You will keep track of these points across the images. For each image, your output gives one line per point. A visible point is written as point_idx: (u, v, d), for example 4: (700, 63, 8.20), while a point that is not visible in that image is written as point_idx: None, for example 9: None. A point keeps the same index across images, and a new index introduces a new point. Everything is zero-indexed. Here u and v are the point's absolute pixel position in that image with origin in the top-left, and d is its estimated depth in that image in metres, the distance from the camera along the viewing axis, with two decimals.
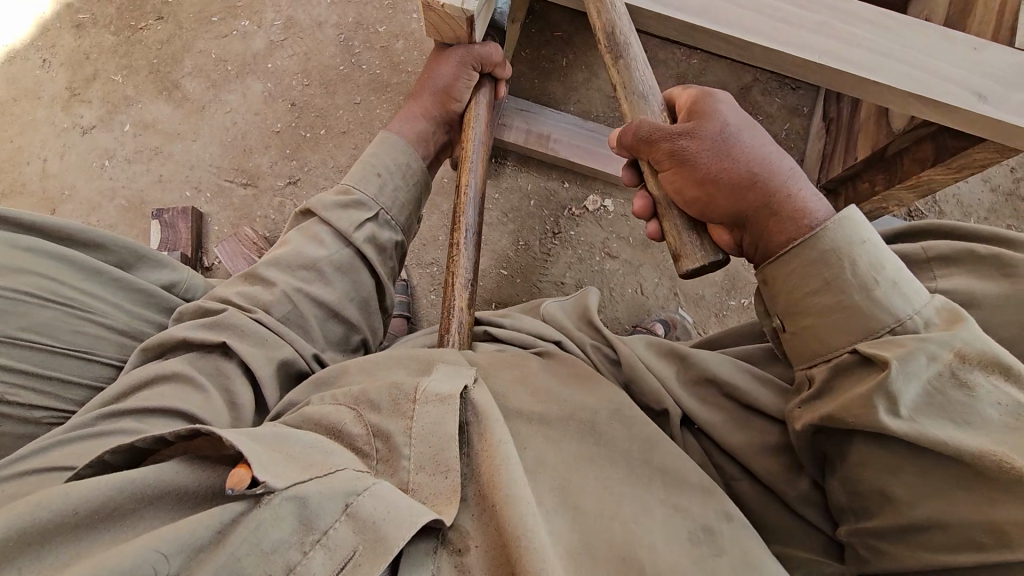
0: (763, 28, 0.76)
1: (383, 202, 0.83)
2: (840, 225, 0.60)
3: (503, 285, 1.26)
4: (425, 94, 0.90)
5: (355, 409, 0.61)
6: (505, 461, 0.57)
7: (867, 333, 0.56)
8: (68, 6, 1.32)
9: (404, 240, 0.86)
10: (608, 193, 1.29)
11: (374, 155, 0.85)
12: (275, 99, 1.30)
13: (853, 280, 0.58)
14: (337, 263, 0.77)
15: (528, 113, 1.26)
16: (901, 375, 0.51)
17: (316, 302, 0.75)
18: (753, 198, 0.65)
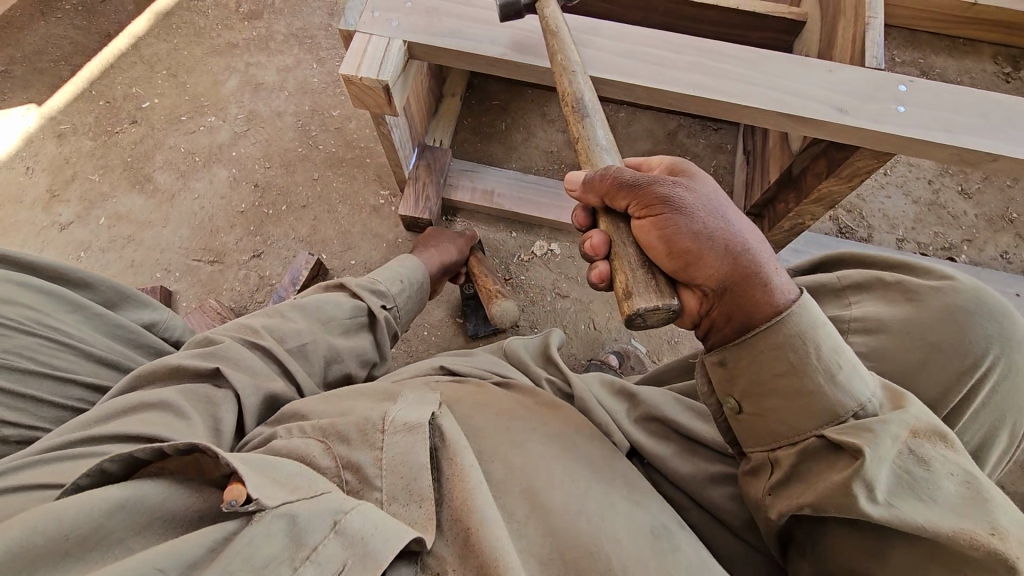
0: (649, 74, 0.86)
1: (396, 299, 0.94)
2: (801, 310, 0.55)
3: (458, 333, 1.30)
4: (436, 247, 1.13)
5: (324, 441, 0.62)
6: (475, 484, 0.58)
7: (829, 419, 0.52)
8: (51, 119, 1.46)
9: (398, 332, 0.96)
10: (555, 238, 1.38)
11: (395, 267, 0.98)
12: (240, 182, 1.41)
13: (818, 364, 0.53)
14: (350, 327, 0.85)
15: (471, 172, 1.38)
16: (873, 460, 0.47)
17: (328, 348, 0.80)
18: (740, 264, 0.58)
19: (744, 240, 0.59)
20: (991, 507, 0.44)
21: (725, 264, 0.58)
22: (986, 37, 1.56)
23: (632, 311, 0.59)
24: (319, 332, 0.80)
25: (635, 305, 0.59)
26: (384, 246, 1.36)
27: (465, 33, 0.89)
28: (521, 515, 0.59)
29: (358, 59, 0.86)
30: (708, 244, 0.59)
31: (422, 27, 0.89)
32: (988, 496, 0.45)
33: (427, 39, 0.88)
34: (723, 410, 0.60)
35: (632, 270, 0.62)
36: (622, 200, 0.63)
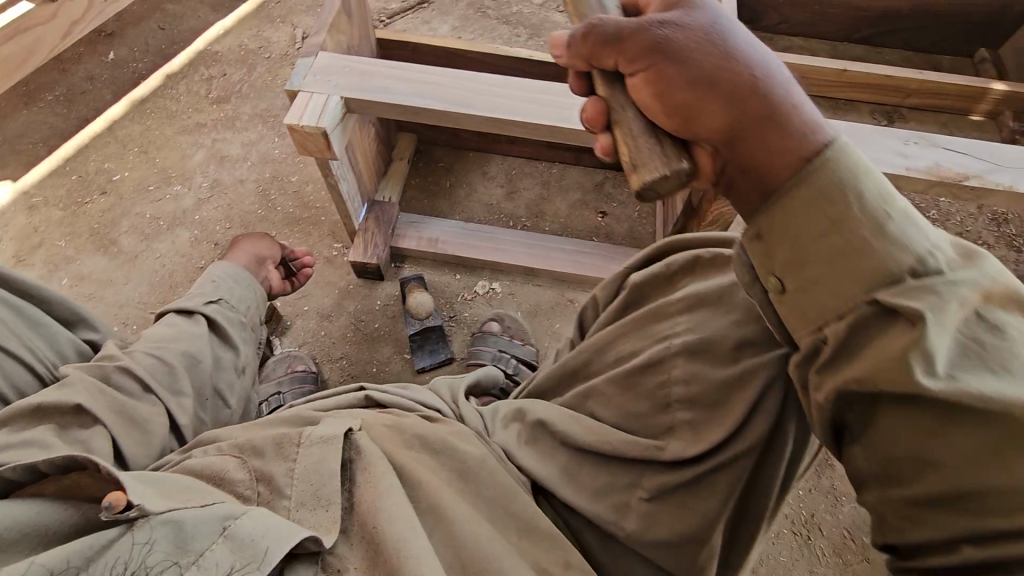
0: (549, 117, 1.02)
1: (223, 294, 1.03)
2: (833, 153, 0.48)
3: (405, 367, 1.36)
4: (242, 246, 1.19)
5: (240, 457, 0.68)
6: (386, 491, 0.64)
7: (887, 277, 0.43)
8: (25, 193, 1.57)
9: (246, 319, 1.05)
10: (496, 279, 1.49)
11: (208, 276, 1.06)
12: (200, 242, 1.51)
13: (864, 216, 0.45)
14: (191, 332, 0.93)
15: (416, 224, 1.50)
16: (936, 326, 0.40)
17: (180, 353, 0.88)
18: (755, 110, 0.52)
19: (751, 77, 0.52)
20: None
21: (727, 115, 0.52)
22: (864, 97, 1.82)
23: (642, 182, 0.54)
24: (171, 345, 0.89)
25: (642, 176, 0.54)
26: (336, 292, 1.45)
27: (395, 90, 1.04)
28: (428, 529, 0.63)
29: (301, 110, 1.00)
30: (716, 98, 0.52)
31: (357, 85, 1.04)
32: None
33: (361, 95, 1.03)
34: (758, 282, 0.52)
35: (636, 139, 0.56)
36: (614, 61, 0.56)
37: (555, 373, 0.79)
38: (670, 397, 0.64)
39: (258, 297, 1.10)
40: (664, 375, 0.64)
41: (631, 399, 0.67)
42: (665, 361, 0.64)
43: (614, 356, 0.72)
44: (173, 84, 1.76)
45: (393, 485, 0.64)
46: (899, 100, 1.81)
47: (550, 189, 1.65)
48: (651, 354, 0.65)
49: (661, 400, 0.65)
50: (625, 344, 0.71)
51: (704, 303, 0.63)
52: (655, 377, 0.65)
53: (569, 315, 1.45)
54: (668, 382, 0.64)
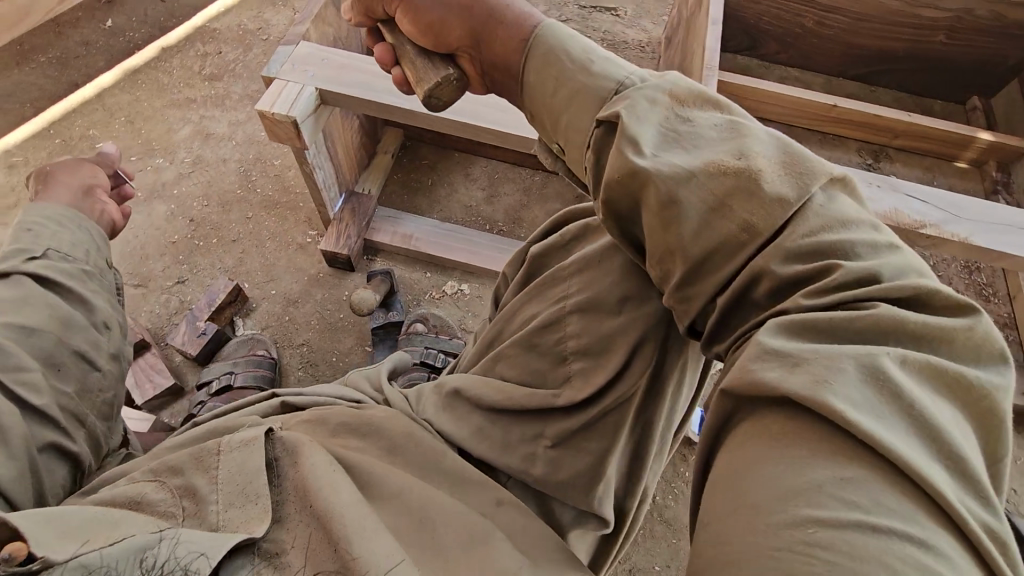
0: (517, 124, 1.03)
1: (45, 245, 0.84)
2: (546, 32, 0.58)
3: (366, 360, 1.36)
4: (62, 180, 0.97)
5: (156, 479, 0.63)
6: (316, 477, 0.60)
7: (599, 104, 0.53)
8: (7, 153, 1.58)
9: (94, 269, 0.87)
10: (466, 280, 1.50)
11: (19, 224, 0.86)
12: (176, 217, 1.52)
13: (575, 66, 0.56)
14: (20, 298, 0.76)
15: (392, 218, 1.52)
16: (634, 121, 0.49)
17: (11, 327, 0.73)
18: (479, 18, 0.63)
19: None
20: (742, 140, 0.46)
21: (464, 27, 0.64)
22: (852, 134, 1.83)
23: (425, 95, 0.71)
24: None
25: (423, 91, 0.71)
26: (306, 279, 1.46)
27: (370, 86, 1.05)
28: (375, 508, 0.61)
29: (275, 97, 1.01)
30: (451, 9, 0.65)
31: (334, 77, 1.05)
32: (744, 132, 0.46)
33: (336, 87, 1.04)
34: (551, 156, 0.61)
35: (416, 63, 0.72)
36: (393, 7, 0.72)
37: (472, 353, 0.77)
38: (565, 350, 0.61)
39: (97, 236, 0.92)
40: (560, 331, 0.62)
41: (533, 359, 0.65)
42: (561, 318, 0.62)
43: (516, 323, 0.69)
44: (166, 57, 1.77)
45: (326, 471, 0.61)
46: (886, 140, 1.82)
47: (530, 196, 1.66)
48: (549, 314, 0.63)
49: (560, 354, 0.62)
50: (527, 309, 0.67)
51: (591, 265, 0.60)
52: (553, 336, 0.62)
53: None
54: (563, 337, 0.61)
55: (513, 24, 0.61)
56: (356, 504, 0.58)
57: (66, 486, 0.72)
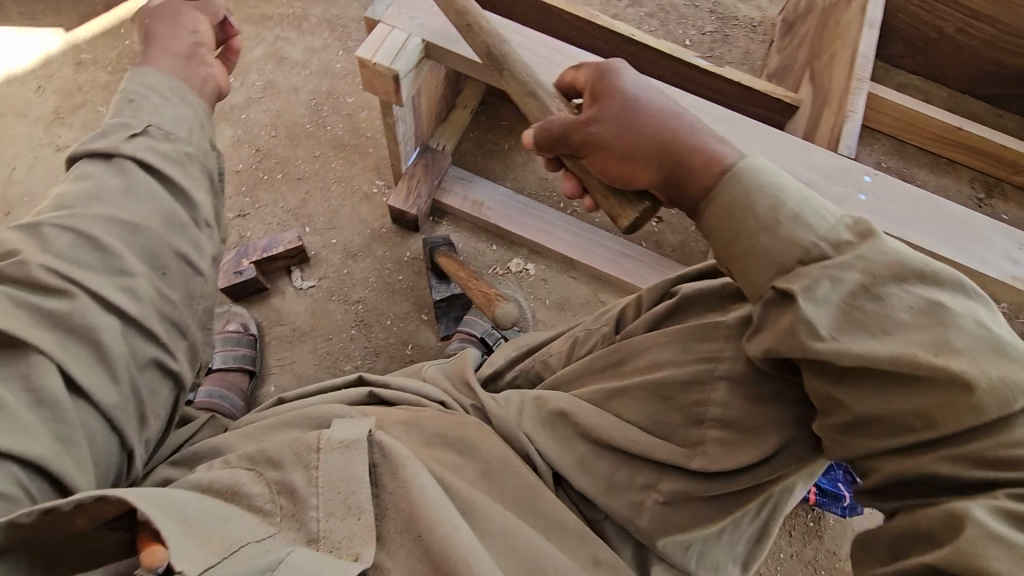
0: None
1: (150, 118, 0.71)
2: (740, 173, 0.56)
3: (422, 329, 1.32)
4: (152, 27, 0.79)
5: (255, 468, 0.63)
6: (422, 496, 0.60)
7: (779, 270, 0.52)
8: (75, 47, 1.49)
9: (200, 154, 0.74)
10: (532, 260, 1.42)
11: (122, 91, 0.73)
12: (242, 144, 1.44)
13: (763, 222, 0.53)
14: (125, 187, 0.67)
15: (465, 182, 1.43)
16: (811, 303, 0.48)
17: (109, 221, 0.65)
18: (670, 159, 0.61)
19: (661, 136, 0.61)
20: (943, 334, 0.44)
21: (654, 171, 0.61)
22: (972, 163, 1.64)
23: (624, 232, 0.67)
24: (89, 215, 0.65)
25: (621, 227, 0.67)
26: (368, 233, 1.39)
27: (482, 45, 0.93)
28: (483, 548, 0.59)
29: (377, 45, 0.92)
30: (637, 154, 0.62)
31: (443, 30, 0.94)
32: (944, 322, 0.45)
33: (443, 43, 0.93)
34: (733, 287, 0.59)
35: (608, 197, 0.67)
36: (561, 150, 0.68)
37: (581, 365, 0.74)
38: (704, 414, 0.60)
39: (204, 110, 0.77)
40: (704, 396, 0.60)
41: (663, 407, 0.63)
42: (710, 380, 0.60)
43: (646, 358, 0.66)
44: None
45: (432, 490, 0.61)
46: (1006, 173, 1.63)
47: None
48: (690, 372, 0.61)
49: (696, 416, 0.61)
50: (663, 350, 0.65)
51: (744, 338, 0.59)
52: (695, 394, 0.61)
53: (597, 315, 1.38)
54: (708, 399, 0.60)
55: (712, 160, 0.58)
56: (468, 536, 0.57)
57: (167, 404, 0.68)
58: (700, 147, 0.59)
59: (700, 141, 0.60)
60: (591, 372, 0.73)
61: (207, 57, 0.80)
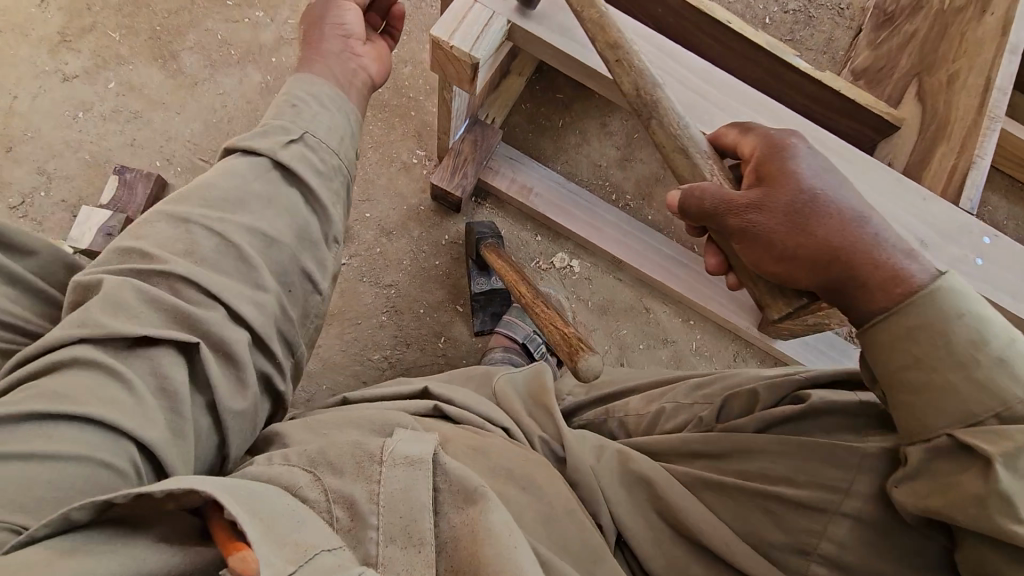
0: None
1: (307, 125, 0.77)
2: (927, 302, 0.57)
3: (456, 322, 1.23)
4: (313, 23, 0.85)
5: (313, 471, 0.58)
6: (491, 530, 0.53)
7: (963, 419, 0.53)
8: None
9: (344, 166, 0.79)
10: (578, 255, 1.33)
11: (285, 93, 0.79)
12: (271, 93, 1.29)
13: (950, 357, 0.54)
14: (265, 199, 0.71)
15: (515, 162, 1.31)
16: (1015, 477, 0.48)
17: (249, 236, 0.69)
18: (834, 269, 0.62)
19: (835, 244, 0.61)
20: None
21: (815, 277, 0.63)
22: None
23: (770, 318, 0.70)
24: (229, 221, 0.68)
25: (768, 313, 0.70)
26: (405, 209, 1.28)
27: (575, 33, 0.81)
28: None
29: (455, 23, 0.78)
30: (802, 258, 0.62)
31: (531, 10, 0.81)
32: None
33: (531, 27, 0.80)
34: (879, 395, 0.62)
35: (756, 283, 0.69)
36: (707, 223, 0.68)
37: (668, 440, 0.75)
38: (814, 545, 0.61)
39: (354, 124, 0.83)
40: (822, 526, 0.61)
41: (769, 521, 0.64)
42: (829, 512, 0.61)
43: (758, 466, 0.66)
44: None
45: (502, 522, 0.54)
46: None
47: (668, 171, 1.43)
48: (811, 496, 0.62)
49: (805, 543, 0.61)
50: (782, 462, 0.65)
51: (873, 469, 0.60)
52: (811, 523, 0.61)
53: (641, 323, 1.30)
54: (822, 532, 0.61)
55: (892, 281, 0.59)
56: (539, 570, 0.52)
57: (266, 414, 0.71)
58: (876, 264, 0.60)
59: (877, 257, 0.61)
60: (687, 455, 0.72)
61: (360, 50, 0.86)
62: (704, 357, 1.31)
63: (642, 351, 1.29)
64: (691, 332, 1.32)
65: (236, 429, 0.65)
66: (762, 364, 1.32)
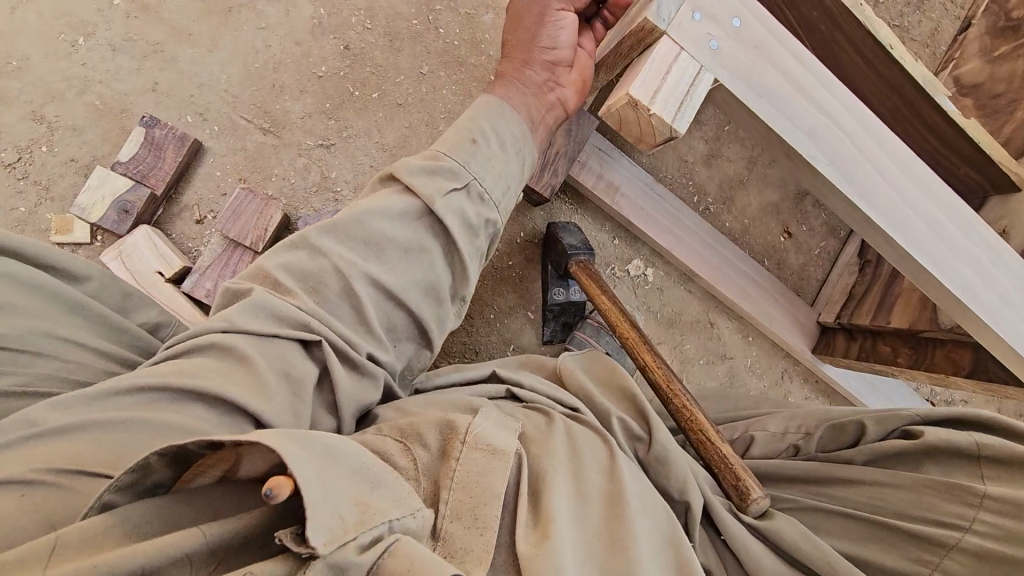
0: (931, 248, 0.76)
1: (477, 172, 0.73)
2: None
3: (525, 329, 1.18)
4: (519, 38, 0.81)
5: (403, 440, 0.63)
6: (554, 506, 0.62)
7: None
8: None
9: (498, 220, 0.76)
10: (653, 262, 1.26)
11: (469, 119, 0.76)
12: (325, 33, 1.05)
13: None
14: (403, 245, 0.69)
15: (604, 156, 1.17)
16: None
17: (375, 286, 0.67)
18: None
19: None
20: None
21: None
22: None
23: None
24: (360, 261, 0.67)
25: None
26: None
27: (784, 102, 0.68)
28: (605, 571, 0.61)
29: (659, 80, 0.63)
30: None
31: (742, 65, 0.66)
32: None
33: (737, 90, 0.67)
34: None
35: None
36: None
37: (782, 467, 0.77)
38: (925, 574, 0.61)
39: (522, 170, 0.79)
40: (936, 556, 0.61)
41: (881, 547, 0.65)
42: (947, 546, 0.61)
43: (868, 492, 0.69)
44: None
45: (570, 532, 0.62)
46: None
47: (750, 172, 1.33)
48: (925, 530, 0.62)
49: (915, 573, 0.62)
50: (893, 494, 0.67)
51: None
52: (923, 553, 0.62)
53: (703, 337, 1.30)
54: (936, 563, 0.61)
55: None
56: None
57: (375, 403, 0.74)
58: None
59: None
60: (787, 480, 0.76)
61: (563, 78, 0.82)
62: (755, 374, 1.33)
63: (701, 366, 1.29)
64: (748, 348, 1.33)
65: (350, 411, 0.67)
66: (805, 382, 1.36)
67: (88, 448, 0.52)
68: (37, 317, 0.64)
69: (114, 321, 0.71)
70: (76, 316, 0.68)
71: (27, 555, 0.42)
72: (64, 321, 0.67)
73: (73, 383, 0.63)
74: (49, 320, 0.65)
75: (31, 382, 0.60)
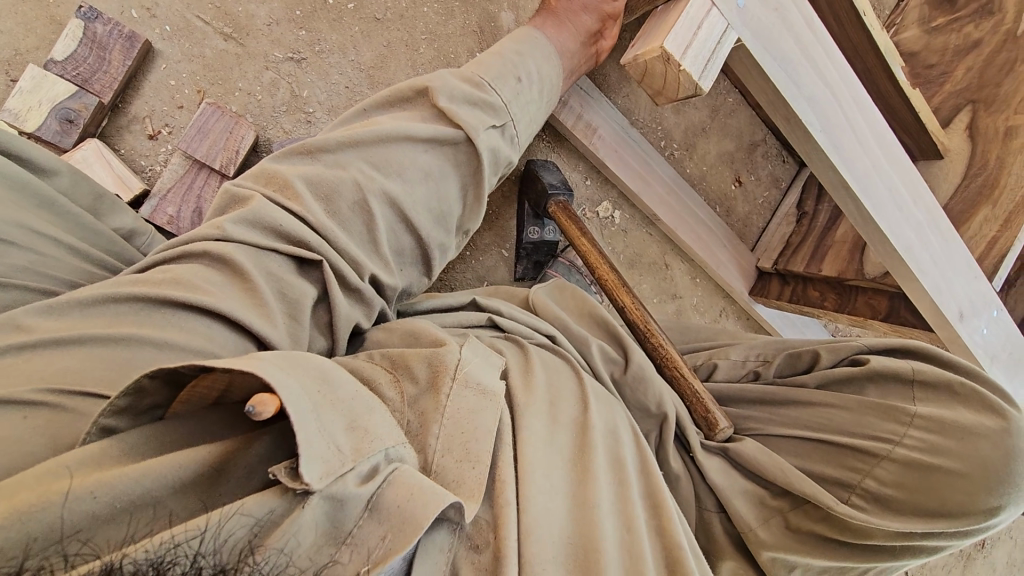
0: (891, 218, 0.85)
1: (514, 113, 0.73)
2: None
3: (499, 266, 1.20)
4: None
5: (391, 372, 0.61)
6: (529, 432, 0.63)
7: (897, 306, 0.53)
8: None
9: (517, 162, 0.76)
10: (619, 206, 1.32)
11: (515, 53, 0.76)
12: None
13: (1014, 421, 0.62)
14: (425, 170, 0.65)
15: (586, 96, 1.17)
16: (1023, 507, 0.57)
17: (388, 205, 0.63)
18: None
19: None
20: None
21: None
22: None
23: None
24: (381, 182, 0.62)
25: None
26: None
27: (795, 69, 0.72)
28: (577, 496, 0.62)
29: (691, 35, 0.65)
30: None
31: (762, 28, 0.69)
32: None
33: (757, 51, 0.69)
34: None
35: None
36: None
37: (737, 392, 0.84)
38: (857, 481, 0.67)
39: (544, 112, 0.80)
40: (867, 465, 0.67)
41: (821, 462, 0.71)
42: (878, 457, 0.67)
43: (815, 412, 0.75)
44: None
45: (546, 469, 0.61)
46: None
47: (712, 120, 1.38)
48: (863, 444, 0.68)
49: (847, 479, 0.68)
50: (838, 414, 0.73)
51: (944, 434, 0.64)
52: (857, 462, 0.68)
53: (658, 278, 1.39)
54: (866, 471, 0.67)
55: None
56: (552, 502, 0.59)
57: (362, 329, 0.68)
58: None
59: None
60: (739, 399, 0.84)
61: (608, 30, 0.86)
62: (699, 312, 1.45)
63: (654, 304, 1.40)
64: (694, 288, 1.44)
65: (347, 318, 0.61)
66: (738, 320, 1.51)
67: (77, 364, 0.45)
68: (15, 210, 0.55)
69: (87, 221, 0.63)
70: (52, 214, 0.60)
71: (35, 475, 0.37)
72: (40, 217, 0.58)
73: (50, 279, 0.55)
74: (24, 214, 0.56)
75: (6, 276, 0.51)
